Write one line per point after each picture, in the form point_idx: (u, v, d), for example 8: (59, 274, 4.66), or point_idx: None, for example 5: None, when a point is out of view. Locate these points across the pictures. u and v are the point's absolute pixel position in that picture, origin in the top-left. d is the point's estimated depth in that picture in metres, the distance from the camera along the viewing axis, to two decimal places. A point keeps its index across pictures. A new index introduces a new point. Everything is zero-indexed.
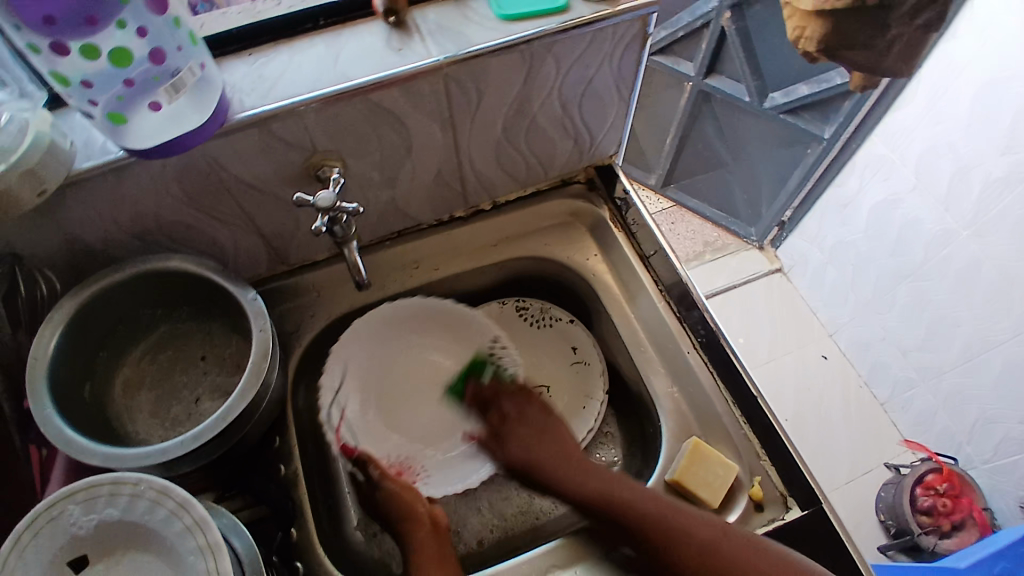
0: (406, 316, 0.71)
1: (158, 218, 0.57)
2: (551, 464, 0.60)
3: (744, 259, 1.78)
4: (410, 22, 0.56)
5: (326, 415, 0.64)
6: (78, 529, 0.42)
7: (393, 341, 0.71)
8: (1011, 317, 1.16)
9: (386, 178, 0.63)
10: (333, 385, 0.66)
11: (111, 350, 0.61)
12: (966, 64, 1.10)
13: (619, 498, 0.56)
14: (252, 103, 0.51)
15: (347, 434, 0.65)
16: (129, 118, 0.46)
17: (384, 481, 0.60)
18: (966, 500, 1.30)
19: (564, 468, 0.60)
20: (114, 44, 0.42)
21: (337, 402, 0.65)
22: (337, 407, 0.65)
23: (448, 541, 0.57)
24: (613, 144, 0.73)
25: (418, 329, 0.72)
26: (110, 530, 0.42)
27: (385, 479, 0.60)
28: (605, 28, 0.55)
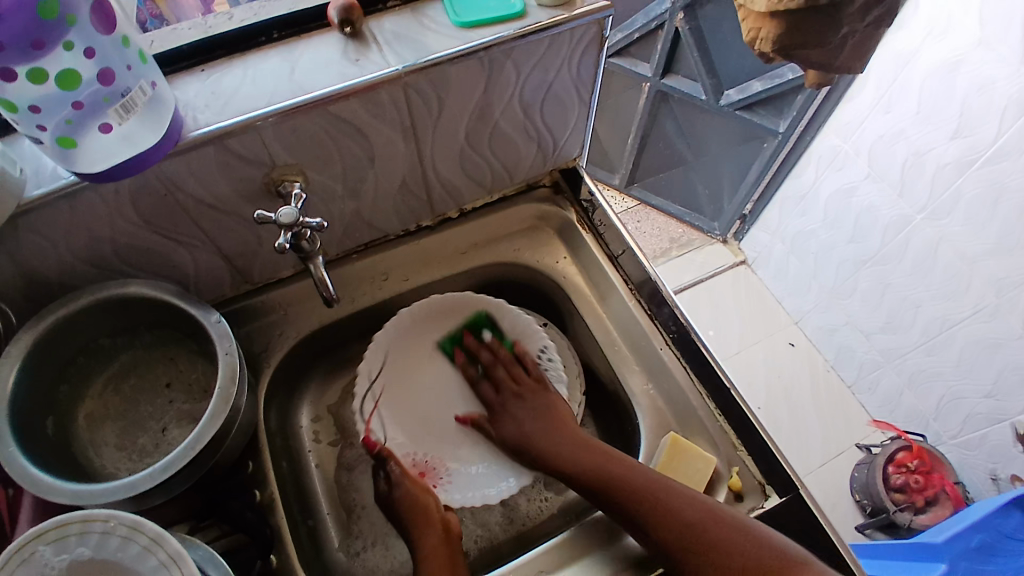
0: (438, 311, 0.70)
1: (113, 244, 0.55)
2: (548, 439, 0.62)
3: (709, 253, 1.81)
4: (366, 33, 0.55)
5: (360, 407, 0.65)
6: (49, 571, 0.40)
7: (427, 334, 0.70)
8: (967, 295, 1.21)
9: (350, 191, 0.62)
10: (371, 374, 0.67)
11: (72, 382, 0.59)
12: (912, 55, 1.15)
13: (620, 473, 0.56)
14: (206, 120, 0.49)
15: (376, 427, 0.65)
16: (80, 142, 0.44)
17: (404, 480, 0.61)
18: (938, 476, 1.34)
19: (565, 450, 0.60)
20: (62, 67, 0.40)
21: (370, 393, 0.66)
22: (371, 400, 0.66)
23: (458, 546, 0.58)
24: (576, 146, 0.73)
25: (449, 325, 0.70)
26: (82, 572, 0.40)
27: (405, 479, 0.61)
28: (561, 32, 0.56)
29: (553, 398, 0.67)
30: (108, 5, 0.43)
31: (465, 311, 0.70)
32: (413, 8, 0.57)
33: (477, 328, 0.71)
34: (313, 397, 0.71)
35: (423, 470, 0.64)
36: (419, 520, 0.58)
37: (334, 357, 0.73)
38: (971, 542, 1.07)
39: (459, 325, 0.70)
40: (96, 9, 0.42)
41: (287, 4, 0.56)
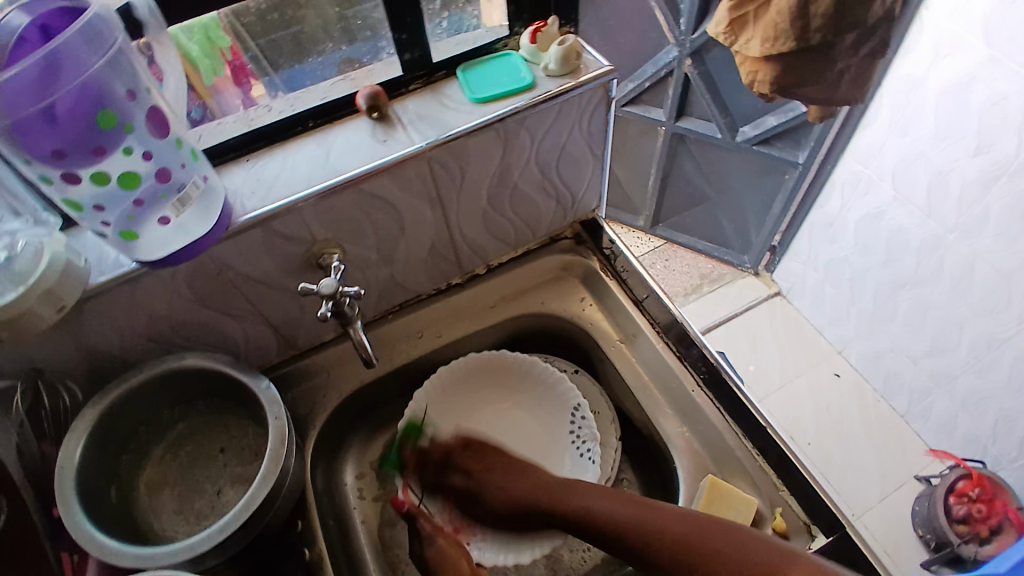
0: (480, 371, 0.73)
1: (171, 320, 0.60)
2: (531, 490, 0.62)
3: (741, 287, 1.80)
4: (392, 114, 0.60)
5: (401, 463, 0.67)
6: None
7: (467, 385, 0.73)
8: (1011, 312, 1.17)
9: (384, 257, 0.66)
10: (415, 430, 0.70)
11: (133, 453, 0.63)
12: (923, 79, 1.16)
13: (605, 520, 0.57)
14: (253, 205, 0.54)
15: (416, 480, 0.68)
16: (140, 233, 0.50)
17: (436, 537, 0.61)
18: (1000, 503, 1.27)
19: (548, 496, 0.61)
20: (122, 169, 0.46)
21: (414, 447, 0.69)
22: (413, 454, 0.69)
23: None
24: (594, 198, 0.76)
25: (488, 377, 0.74)
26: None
27: (438, 535, 0.62)
28: (570, 99, 0.60)
29: (588, 454, 0.68)
30: (162, 111, 0.48)
31: (501, 365, 0.73)
32: (433, 88, 0.63)
33: (512, 386, 0.74)
34: (357, 455, 0.74)
35: (458, 528, 0.67)
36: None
37: (375, 416, 0.76)
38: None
39: (499, 376, 0.74)
40: (152, 116, 0.47)
41: (320, 94, 0.62)
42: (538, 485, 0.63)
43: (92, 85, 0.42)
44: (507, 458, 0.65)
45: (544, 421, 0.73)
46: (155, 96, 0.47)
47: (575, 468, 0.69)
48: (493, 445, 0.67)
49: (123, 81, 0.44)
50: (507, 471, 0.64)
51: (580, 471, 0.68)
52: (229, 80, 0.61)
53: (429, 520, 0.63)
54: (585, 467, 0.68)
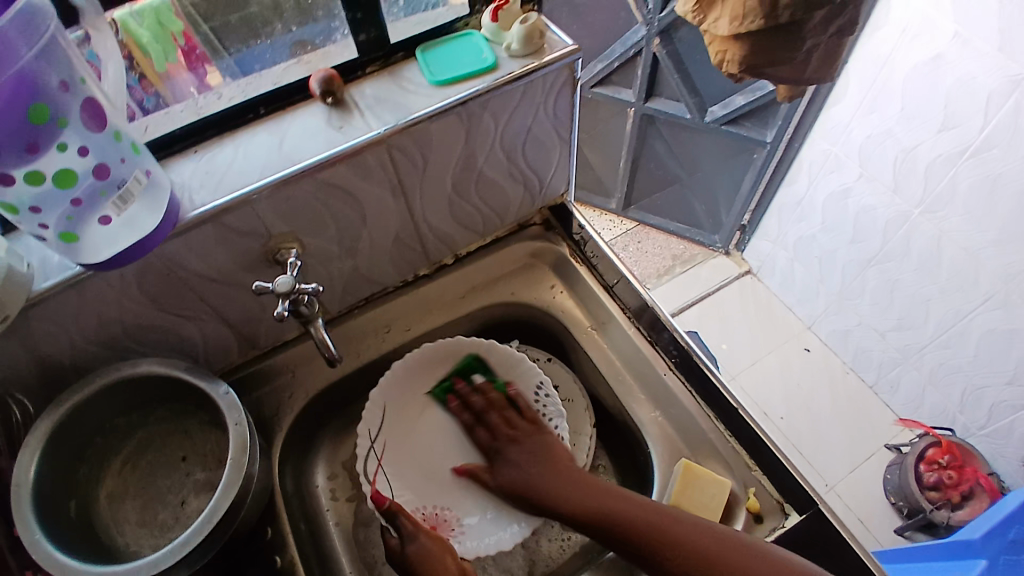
0: (437, 363, 0.70)
1: (122, 324, 0.56)
2: (541, 479, 0.60)
3: (713, 266, 1.81)
4: (348, 100, 0.58)
5: (363, 467, 0.64)
6: None
7: (416, 386, 0.69)
8: (977, 284, 1.20)
9: (346, 250, 0.63)
10: (371, 434, 0.66)
11: (92, 463, 0.60)
12: (891, 54, 1.16)
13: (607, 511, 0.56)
14: (202, 199, 0.51)
15: (382, 484, 0.64)
16: (81, 235, 0.46)
17: (419, 534, 0.58)
18: (970, 469, 1.32)
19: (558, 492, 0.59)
20: (58, 167, 0.42)
21: (374, 451, 0.66)
22: (374, 459, 0.65)
23: None
24: (563, 183, 0.75)
25: (435, 375, 0.70)
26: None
27: (421, 533, 0.58)
28: (535, 80, 0.58)
29: (558, 431, 0.66)
30: (99, 103, 0.44)
31: (447, 358, 0.70)
32: (391, 71, 0.60)
33: None
34: (327, 454, 0.72)
35: (435, 523, 0.63)
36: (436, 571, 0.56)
37: (344, 414, 0.74)
38: (1008, 535, 1.04)
39: (453, 372, 0.71)
40: (88, 108, 0.43)
41: (270, 79, 0.58)
42: (589, 491, 0.58)
43: (23, 76, 0.38)
44: (538, 439, 0.63)
45: None
46: (91, 87, 0.44)
47: None
48: (530, 418, 0.65)
49: (57, 71, 0.40)
50: (528, 454, 0.62)
51: None
52: (183, 66, 0.57)
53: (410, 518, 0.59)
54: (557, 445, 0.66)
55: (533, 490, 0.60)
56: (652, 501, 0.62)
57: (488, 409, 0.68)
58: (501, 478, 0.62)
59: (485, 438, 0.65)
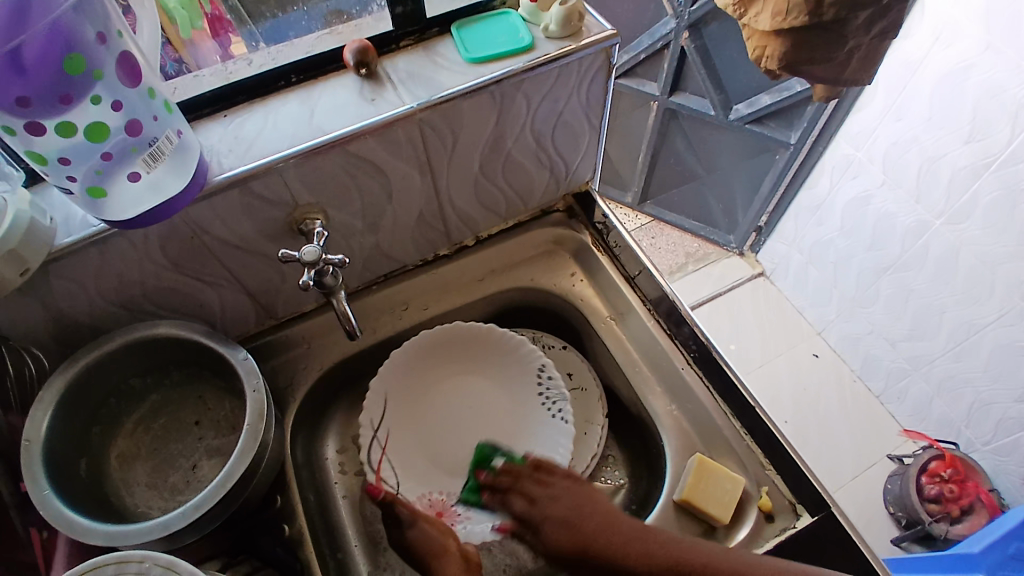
0: (437, 350, 0.70)
1: (143, 285, 0.56)
2: (594, 529, 0.51)
3: (726, 266, 1.80)
4: (380, 73, 0.57)
5: (366, 456, 0.64)
6: None
7: (418, 372, 0.70)
8: (994, 299, 1.18)
9: (369, 225, 0.63)
10: (373, 421, 0.66)
11: (104, 423, 0.60)
12: (921, 61, 1.14)
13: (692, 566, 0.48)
14: (230, 164, 0.51)
15: (386, 474, 0.65)
16: (109, 190, 0.46)
17: (419, 521, 0.58)
18: (972, 485, 1.31)
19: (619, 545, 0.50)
20: (90, 120, 0.42)
21: (377, 439, 0.66)
22: (377, 447, 0.65)
23: None
24: (588, 170, 0.74)
25: (440, 359, 0.71)
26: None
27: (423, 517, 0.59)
28: (570, 63, 0.57)
29: (560, 415, 0.66)
30: (134, 58, 0.44)
31: (453, 343, 0.70)
32: (425, 46, 0.59)
33: (476, 360, 0.71)
34: (338, 428, 0.72)
35: (441, 509, 0.63)
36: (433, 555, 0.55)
37: (356, 389, 0.74)
38: (1007, 550, 1.04)
39: (454, 358, 0.71)
40: (122, 62, 0.43)
41: (303, 47, 0.58)
42: (610, 525, 0.51)
43: (59, 24, 0.38)
44: (577, 489, 0.54)
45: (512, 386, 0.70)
46: (127, 42, 0.43)
47: (550, 432, 0.66)
48: (564, 474, 0.56)
49: (93, 23, 0.40)
50: (571, 504, 0.53)
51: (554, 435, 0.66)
52: (206, 35, 0.57)
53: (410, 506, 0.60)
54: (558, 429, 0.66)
55: (590, 547, 0.50)
56: (663, 494, 0.62)
57: (495, 392, 0.71)
58: (549, 539, 0.52)
59: (519, 505, 0.55)
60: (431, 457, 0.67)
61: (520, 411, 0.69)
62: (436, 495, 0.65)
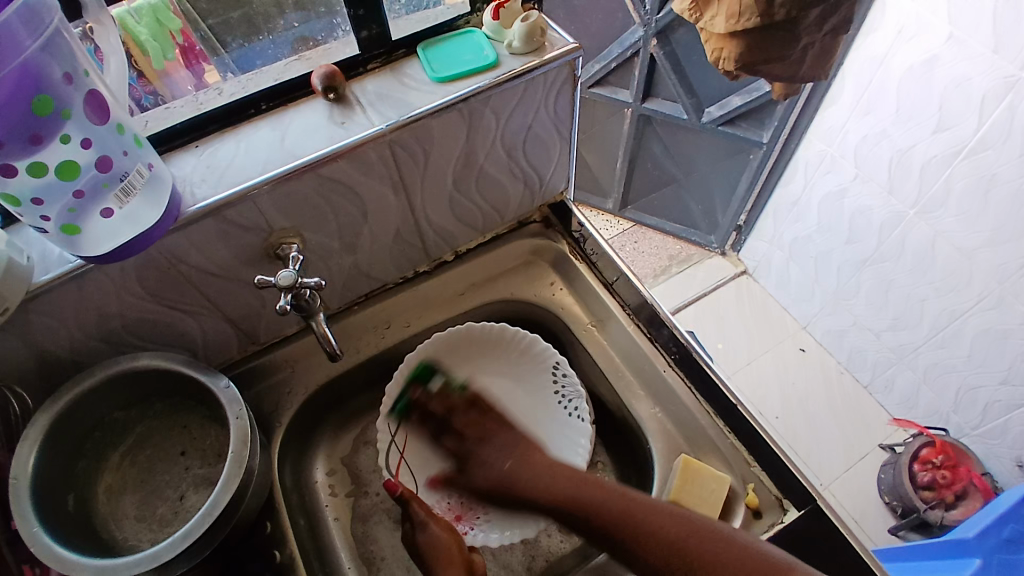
0: (451, 348, 0.70)
1: (121, 318, 0.56)
2: (523, 475, 0.59)
3: (709, 267, 1.82)
4: (349, 96, 0.58)
5: (384, 461, 0.65)
6: None
7: (432, 372, 0.69)
8: (974, 284, 1.20)
9: (346, 246, 0.63)
10: (389, 429, 0.66)
11: (89, 457, 0.60)
12: (885, 57, 1.17)
13: (596, 510, 0.54)
14: (203, 193, 0.52)
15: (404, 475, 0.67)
16: (83, 227, 0.46)
17: (430, 523, 0.59)
18: (964, 469, 1.33)
19: (543, 488, 0.57)
20: (60, 159, 0.42)
21: (393, 445, 0.66)
22: (394, 452, 0.66)
23: None
24: (562, 181, 0.75)
25: (455, 361, 0.70)
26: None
27: (431, 520, 0.59)
28: (536, 78, 0.58)
29: (577, 413, 0.68)
30: (102, 95, 0.45)
31: (467, 348, 0.70)
32: (392, 67, 0.60)
33: (488, 352, 0.72)
34: (326, 450, 0.72)
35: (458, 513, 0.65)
36: (442, 561, 0.56)
37: (343, 410, 0.74)
38: (1002, 533, 1.06)
39: (468, 355, 0.71)
40: (91, 100, 0.43)
41: (271, 75, 0.58)
42: (563, 477, 0.57)
43: (24, 67, 0.38)
44: (502, 431, 0.62)
45: (530, 387, 0.71)
46: (94, 79, 0.44)
47: (569, 430, 0.68)
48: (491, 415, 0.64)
49: (59, 63, 0.40)
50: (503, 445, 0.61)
51: (576, 433, 0.67)
52: (179, 64, 0.58)
53: (422, 505, 0.60)
54: (577, 426, 0.68)
55: (512, 487, 0.59)
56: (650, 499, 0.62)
57: (510, 389, 0.72)
58: (478, 478, 0.61)
59: (455, 444, 0.63)
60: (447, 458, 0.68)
61: (544, 422, 0.69)
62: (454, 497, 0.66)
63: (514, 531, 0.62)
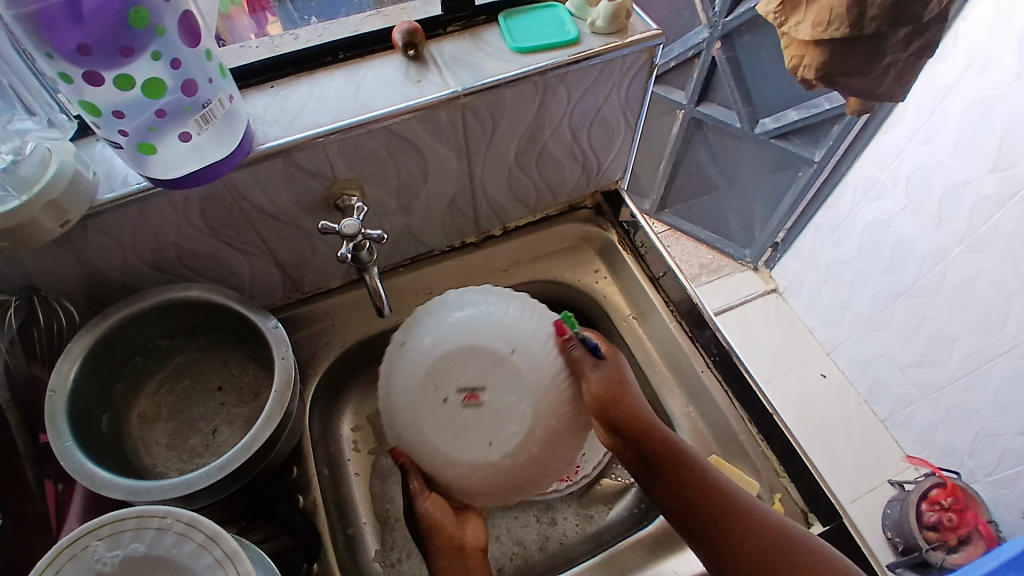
0: None
1: (177, 247, 0.57)
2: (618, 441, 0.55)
3: (739, 280, 1.80)
4: (426, 55, 0.58)
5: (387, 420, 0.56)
6: (100, 565, 0.41)
7: None
8: (1008, 329, 1.17)
9: (402, 205, 0.64)
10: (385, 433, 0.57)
11: (128, 380, 0.61)
12: (951, 88, 1.14)
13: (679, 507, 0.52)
14: (275, 134, 0.52)
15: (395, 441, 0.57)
16: (158, 147, 0.46)
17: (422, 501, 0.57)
18: (971, 514, 1.29)
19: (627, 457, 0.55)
20: (147, 75, 0.43)
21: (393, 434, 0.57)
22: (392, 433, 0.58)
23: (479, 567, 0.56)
24: (619, 169, 0.75)
25: None
26: (133, 568, 0.41)
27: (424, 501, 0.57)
28: (614, 59, 0.58)
29: None
30: (195, 20, 0.45)
31: None
32: (471, 33, 0.60)
33: None
34: (355, 406, 0.72)
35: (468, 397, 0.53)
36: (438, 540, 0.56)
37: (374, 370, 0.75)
38: None
39: None
40: (184, 23, 0.44)
41: (351, 27, 0.59)
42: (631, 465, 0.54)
43: None
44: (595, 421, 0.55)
45: None
46: (188, 3, 0.44)
47: None
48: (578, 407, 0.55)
49: None
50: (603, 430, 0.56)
51: None
52: (244, 12, 0.60)
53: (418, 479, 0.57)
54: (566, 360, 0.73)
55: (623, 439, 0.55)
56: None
57: None
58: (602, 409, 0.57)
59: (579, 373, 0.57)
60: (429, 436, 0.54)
61: None
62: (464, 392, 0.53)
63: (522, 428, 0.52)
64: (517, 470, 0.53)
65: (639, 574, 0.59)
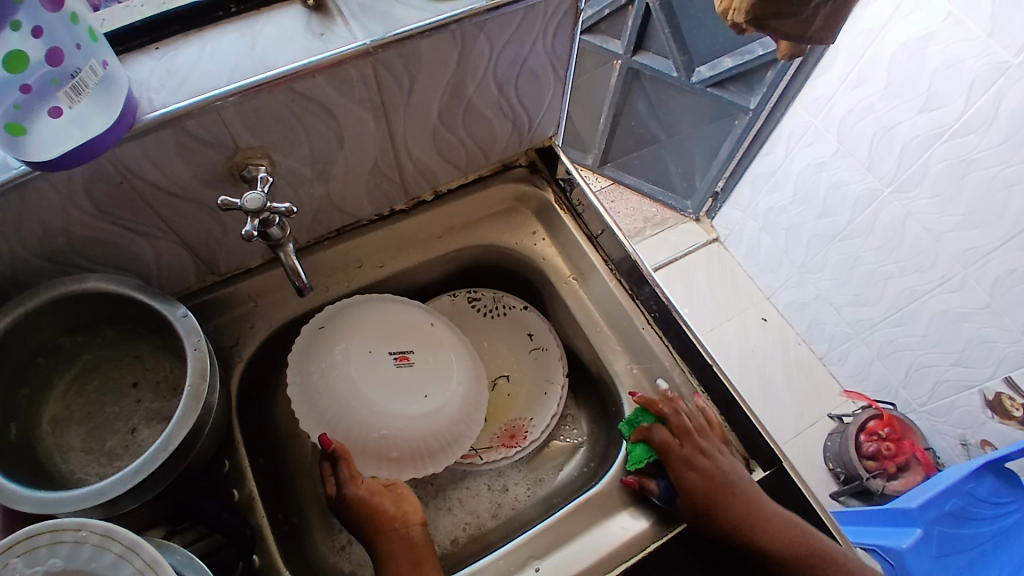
0: None
1: (68, 235, 0.51)
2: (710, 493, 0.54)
3: (682, 232, 1.82)
4: (330, 4, 0.52)
5: (303, 396, 0.61)
6: None
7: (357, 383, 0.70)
8: (937, 267, 1.23)
9: (319, 173, 0.59)
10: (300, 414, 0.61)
11: (32, 383, 0.55)
12: (881, 30, 1.15)
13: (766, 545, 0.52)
14: (162, 101, 0.46)
15: (327, 414, 0.60)
16: (29, 128, 0.40)
17: (349, 485, 0.56)
18: (907, 442, 1.36)
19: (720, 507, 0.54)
20: (7, 47, 0.37)
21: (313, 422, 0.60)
22: (324, 416, 0.60)
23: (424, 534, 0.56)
24: (552, 125, 0.71)
25: None
26: None
27: (352, 484, 0.56)
28: (536, 5, 0.54)
29: (506, 310, 0.76)
30: None
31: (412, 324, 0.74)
32: None
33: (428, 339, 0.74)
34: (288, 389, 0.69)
35: (402, 358, 0.63)
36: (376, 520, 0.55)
37: None
38: (945, 506, 1.04)
39: None
40: None
41: None
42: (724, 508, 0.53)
43: None
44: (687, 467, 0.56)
45: (479, 326, 0.76)
46: None
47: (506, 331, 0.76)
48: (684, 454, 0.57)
49: None
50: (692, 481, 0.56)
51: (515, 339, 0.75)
52: None
53: (350, 464, 0.57)
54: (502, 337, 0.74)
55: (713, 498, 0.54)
56: (612, 468, 0.61)
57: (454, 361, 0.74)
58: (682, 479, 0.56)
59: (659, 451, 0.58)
60: (361, 400, 0.60)
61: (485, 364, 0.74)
62: (400, 352, 0.63)
63: (442, 384, 0.63)
64: (445, 423, 0.62)
65: (586, 535, 0.57)
